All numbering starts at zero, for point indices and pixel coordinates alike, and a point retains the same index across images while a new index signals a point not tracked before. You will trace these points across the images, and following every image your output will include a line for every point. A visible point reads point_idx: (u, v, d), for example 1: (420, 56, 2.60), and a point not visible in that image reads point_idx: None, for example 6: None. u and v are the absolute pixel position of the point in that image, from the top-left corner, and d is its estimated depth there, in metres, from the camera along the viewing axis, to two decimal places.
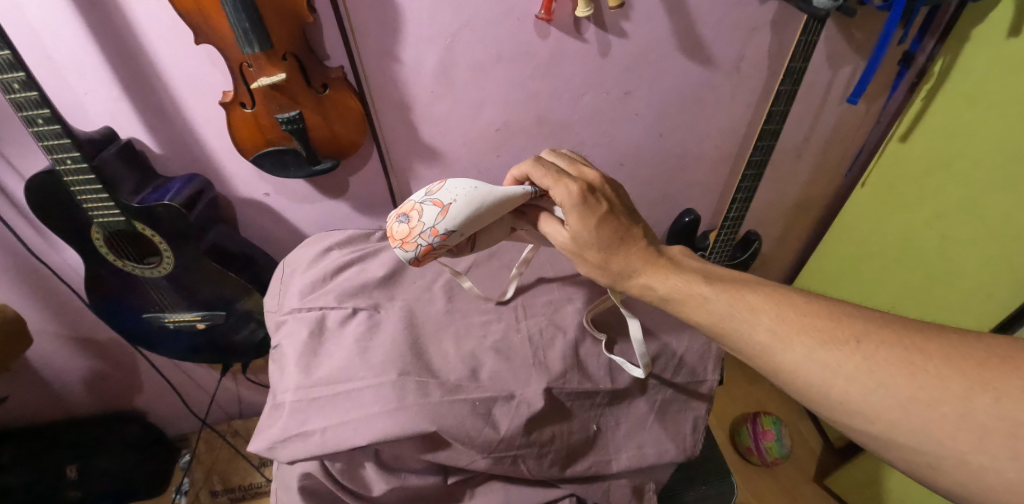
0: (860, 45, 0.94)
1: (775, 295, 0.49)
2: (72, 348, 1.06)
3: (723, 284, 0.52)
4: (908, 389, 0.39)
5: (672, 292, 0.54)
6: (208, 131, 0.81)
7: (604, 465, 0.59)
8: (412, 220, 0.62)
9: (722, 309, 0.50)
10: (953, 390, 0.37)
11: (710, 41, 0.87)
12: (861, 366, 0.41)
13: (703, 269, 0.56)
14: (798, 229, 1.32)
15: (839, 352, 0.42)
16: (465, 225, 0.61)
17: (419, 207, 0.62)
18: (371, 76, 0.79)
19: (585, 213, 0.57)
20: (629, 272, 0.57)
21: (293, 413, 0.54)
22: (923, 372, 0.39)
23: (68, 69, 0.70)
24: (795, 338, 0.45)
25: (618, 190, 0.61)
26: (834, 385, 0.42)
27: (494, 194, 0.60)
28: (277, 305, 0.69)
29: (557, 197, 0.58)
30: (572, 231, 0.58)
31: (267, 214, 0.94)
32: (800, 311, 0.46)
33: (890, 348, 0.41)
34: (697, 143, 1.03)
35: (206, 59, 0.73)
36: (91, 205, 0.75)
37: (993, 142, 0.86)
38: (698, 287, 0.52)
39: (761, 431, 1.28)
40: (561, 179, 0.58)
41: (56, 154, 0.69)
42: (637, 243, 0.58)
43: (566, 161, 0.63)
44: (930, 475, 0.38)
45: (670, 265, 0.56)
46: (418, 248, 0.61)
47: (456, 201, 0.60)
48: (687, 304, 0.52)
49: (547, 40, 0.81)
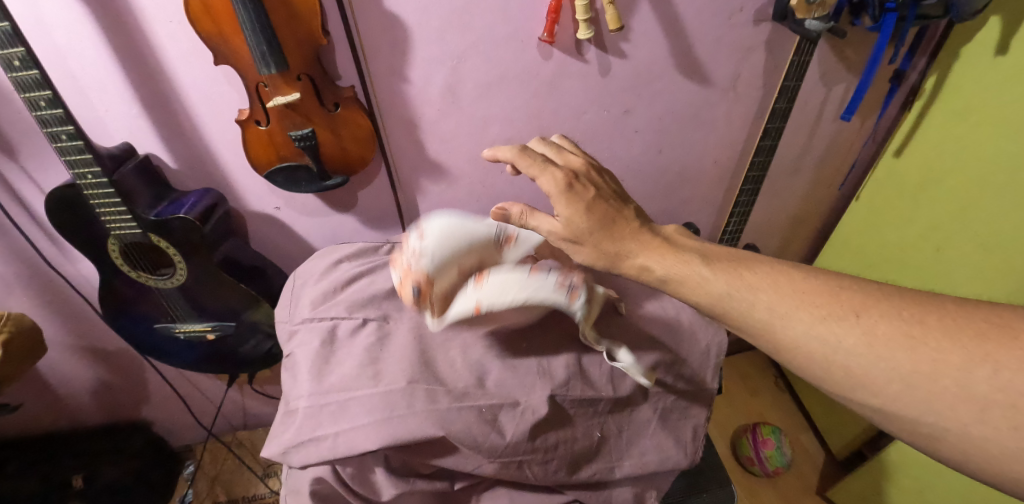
0: (852, 64, 0.98)
1: (772, 271, 0.50)
2: (82, 357, 1.08)
3: (719, 264, 0.52)
4: (910, 363, 0.40)
5: (668, 272, 0.54)
6: (223, 146, 0.84)
7: (607, 471, 0.60)
8: (401, 259, 0.66)
9: (720, 289, 0.50)
10: (954, 363, 0.38)
11: (707, 61, 0.90)
12: (861, 341, 0.42)
13: (698, 248, 0.57)
14: (796, 243, 1.35)
15: (839, 327, 0.43)
16: (444, 248, 0.63)
17: (406, 245, 0.67)
18: (381, 94, 0.82)
19: (573, 198, 0.59)
20: (622, 253, 0.58)
21: (306, 419, 0.56)
22: (922, 346, 0.40)
23: (91, 86, 0.73)
24: (795, 314, 0.45)
25: (605, 177, 0.64)
26: (835, 360, 0.43)
27: (462, 220, 0.66)
28: (289, 315, 0.71)
29: (545, 185, 0.61)
30: (563, 216, 0.60)
31: (277, 227, 0.97)
32: (798, 286, 0.47)
33: (889, 321, 0.42)
34: (695, 159, 1.06)
35: (223, 78, 0.76)
36: (109, 218, 0.78)
37: (982, 154, 0.88)
38: (694, 267, 0.53)
39: (761, 440, 1.29)
40: (547, 168, 0.61)
41: (77, 168, 0.72)
42: (629, 224, 0.59)
43: (553, 151, 0.66)
44: (932, 444, 0.40)
45: (665, 245, 0.57)
46: (402, 271, 0.64)
47: (430, 227, 0.65)
48: (684, 283, 0.53)
49: (549, 60, 0.85)
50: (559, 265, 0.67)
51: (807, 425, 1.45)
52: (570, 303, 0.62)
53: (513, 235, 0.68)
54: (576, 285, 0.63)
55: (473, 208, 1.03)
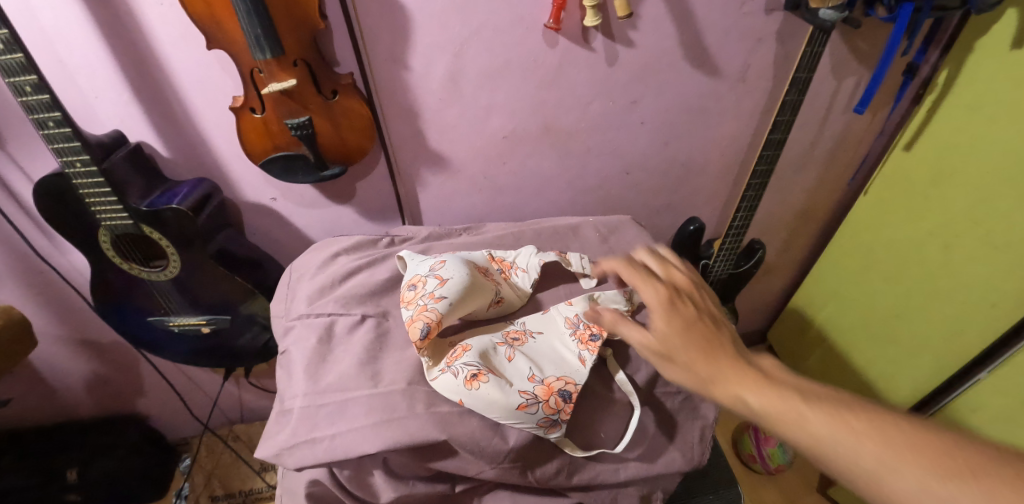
0: (864, 56, 0.95)
1: (879, 416, 0.40)
2: (75, 350, 1.06)
3: (825, 405, 0.43)
4: (925, 481, 0.35)
5: (766, 407, 0.44)
6: (217, 134, 0.81)
7: (613, 473, 0.57)
8: (416, 290, 0.61)
9: (817, 430, 0.41)
10: (971, 491, 0.34)
11: (716, 51, 0.88)
12: (878, 452, 0.38)
13: (806, 387, 0.46)
14: (801, 239, 1.33)
15: (855, 431, 0.40)
16: (458, 295, 0.60)
17: (422, 279, 0.63)
18: (380, 82, 0.79)
19: (672, 316, 0.54)
20: (718, 381, 0.49)
21: (301, 419, 0.54)
22: (939, 468, 0.36)
23: (80, 72, 0.70)
24: (815, 409, 0.42)
25: (707, 296, 0.59)
26: (846, 464, 0.39)
27: (482, 280, 0.64)
28: (285, 310, 0.69)
29: (645, 297, 0.57)
30: (658, 331, 0.54)
31: (273, 218, 0.95)
32: (840, 400, 0.43)
33: (917, 444, 0.37)
34: (702, 153, 1.04)
35: (216, 63, 0.73)
36: (100, 209, 0.75)
37: (994, 153, 0.86)
38: (795, 404, 0.43)
39: (763, 437, 1.27)
40: (651, 281, 0.58)
41: (65, 157, 0.69)
42: (730, 351, 0.51)
43: (657, 262, 0.63)
44: None
45: (768, 378, 0.47)
46: (414, 309, 0.59)
47: (454, 275, 0.62)
48: (783, 424, 0.43)
49: (555, 48, 0.82)
50: (587, 306, 0.65)
51: None
52: (582, 362, 0.59)
53: (504, 299, 0.67)
54: (595, 342, 0.60)
55: (475, 201, 1.01)
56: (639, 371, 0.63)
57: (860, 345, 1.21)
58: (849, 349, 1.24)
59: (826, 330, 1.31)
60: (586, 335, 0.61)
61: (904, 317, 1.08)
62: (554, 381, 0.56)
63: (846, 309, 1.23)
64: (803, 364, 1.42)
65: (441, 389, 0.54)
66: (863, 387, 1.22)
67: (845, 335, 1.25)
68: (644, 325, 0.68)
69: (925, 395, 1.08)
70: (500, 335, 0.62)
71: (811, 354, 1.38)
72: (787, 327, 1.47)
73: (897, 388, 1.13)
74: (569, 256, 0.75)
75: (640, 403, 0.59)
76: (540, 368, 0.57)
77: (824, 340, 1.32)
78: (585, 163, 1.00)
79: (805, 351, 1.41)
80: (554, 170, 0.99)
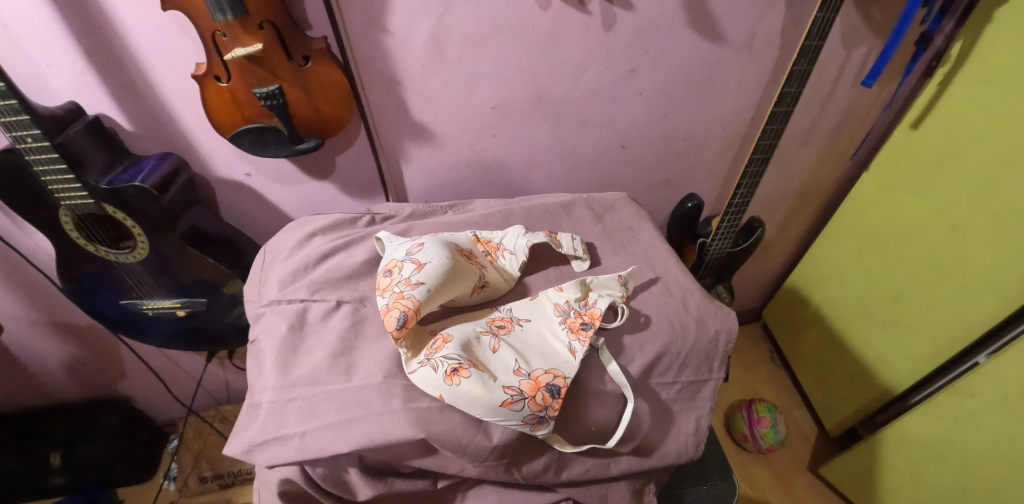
0: (878, 24, 0.88)
1: None
2: (50, 334, 1.02)
3: None
4: None
5: None
6: (182, 106, 0.75)
7: (603, 468, 0.55)
8: (392, 276, 0.58)
9: None
10: None
11: (721, 16, 0.82)
12: None
13: None
14: (800, 216, 1.29)
15: None
16: (438, 281, 0.56)
17: (399, 264, 0.58)
18: (357, 48, 0.73)
19: None
20: None
21: (270, 415, 0.51)
22: None
23: (26, 36, 0.64)
24: None
25: None
26: None
27: (463, 263, 0.60)
28: (257, 294, 0.65)
29: None
30: None
31: (249, 195, 0.89)
32: None
33: None
34: (703, 127, 0.99)
35: (176, 25, 0.67)
36: (57, 187, 0.70)
37: (1005, 129, 0.81)
38: None
39: (755, 418, 1.25)
40: None
41: (14, 131, 0.64)
42: None
43: None
44: None
45: None
46: (390, 296, 0.55)
47: (433, 260, 0.58)
48: None
49: (547, 11, 0.76)
50: (579, 291, 0.62)
51: (801, 403, 1.44)
52: (572, 353, 0.55)
53: (490, 283, 0.63)
54: (586, 331, 0.57)
55: (463, 176, 0.96)
56: (633, 361, 0.59)
57: (857, 326, 1.18)
58: (846, 330, 1.22)
59: (823, 309, 1.29)
60: (577, 324, 0.58)
61: (905, 300, 1.05)
62: (542, 375, 0.52)
63: (845, 290, 1.20)
64: (797, 343, 1.41)
65: (421, 383, 0.51)
66: (857, 367, 1.20)
67: (843, 317, 1.22)
68: (638, 312, 0.64)
69: (920, 378, 1.06)
70: (484, 323, 0.58)
71: (807, 333, 1.36)
72: (784, 305, 1.45)
73: (892, 370, 1.11)
74: (560, 237, 0.71)
75: (633, 395, 0.56)
76: (526, 360, 0.54)
77: (820, 319, 1.30)
78: (580, 136, 0.95)
79: (800, 329, 1.39)
80: (547, 143, 0.94)
